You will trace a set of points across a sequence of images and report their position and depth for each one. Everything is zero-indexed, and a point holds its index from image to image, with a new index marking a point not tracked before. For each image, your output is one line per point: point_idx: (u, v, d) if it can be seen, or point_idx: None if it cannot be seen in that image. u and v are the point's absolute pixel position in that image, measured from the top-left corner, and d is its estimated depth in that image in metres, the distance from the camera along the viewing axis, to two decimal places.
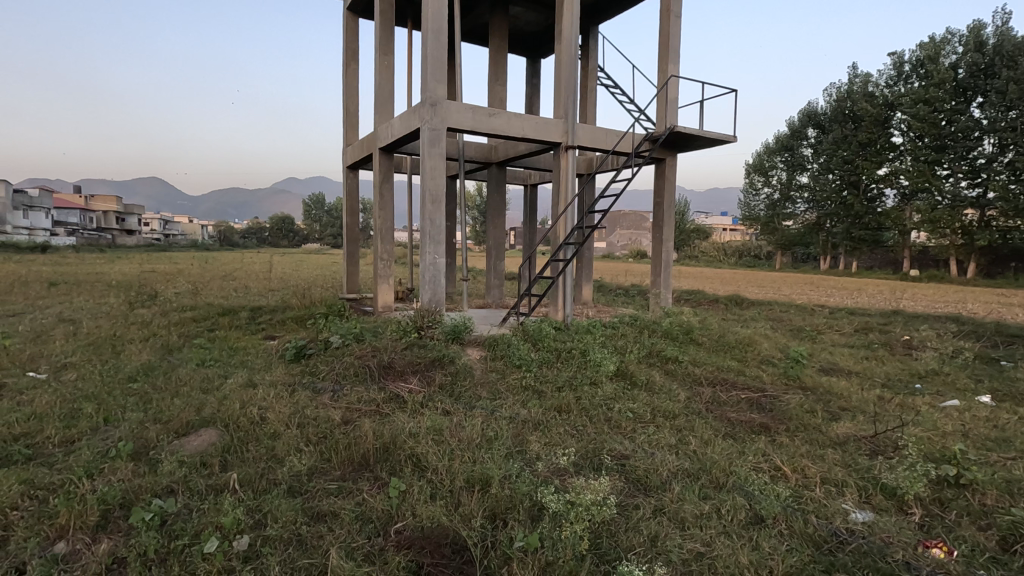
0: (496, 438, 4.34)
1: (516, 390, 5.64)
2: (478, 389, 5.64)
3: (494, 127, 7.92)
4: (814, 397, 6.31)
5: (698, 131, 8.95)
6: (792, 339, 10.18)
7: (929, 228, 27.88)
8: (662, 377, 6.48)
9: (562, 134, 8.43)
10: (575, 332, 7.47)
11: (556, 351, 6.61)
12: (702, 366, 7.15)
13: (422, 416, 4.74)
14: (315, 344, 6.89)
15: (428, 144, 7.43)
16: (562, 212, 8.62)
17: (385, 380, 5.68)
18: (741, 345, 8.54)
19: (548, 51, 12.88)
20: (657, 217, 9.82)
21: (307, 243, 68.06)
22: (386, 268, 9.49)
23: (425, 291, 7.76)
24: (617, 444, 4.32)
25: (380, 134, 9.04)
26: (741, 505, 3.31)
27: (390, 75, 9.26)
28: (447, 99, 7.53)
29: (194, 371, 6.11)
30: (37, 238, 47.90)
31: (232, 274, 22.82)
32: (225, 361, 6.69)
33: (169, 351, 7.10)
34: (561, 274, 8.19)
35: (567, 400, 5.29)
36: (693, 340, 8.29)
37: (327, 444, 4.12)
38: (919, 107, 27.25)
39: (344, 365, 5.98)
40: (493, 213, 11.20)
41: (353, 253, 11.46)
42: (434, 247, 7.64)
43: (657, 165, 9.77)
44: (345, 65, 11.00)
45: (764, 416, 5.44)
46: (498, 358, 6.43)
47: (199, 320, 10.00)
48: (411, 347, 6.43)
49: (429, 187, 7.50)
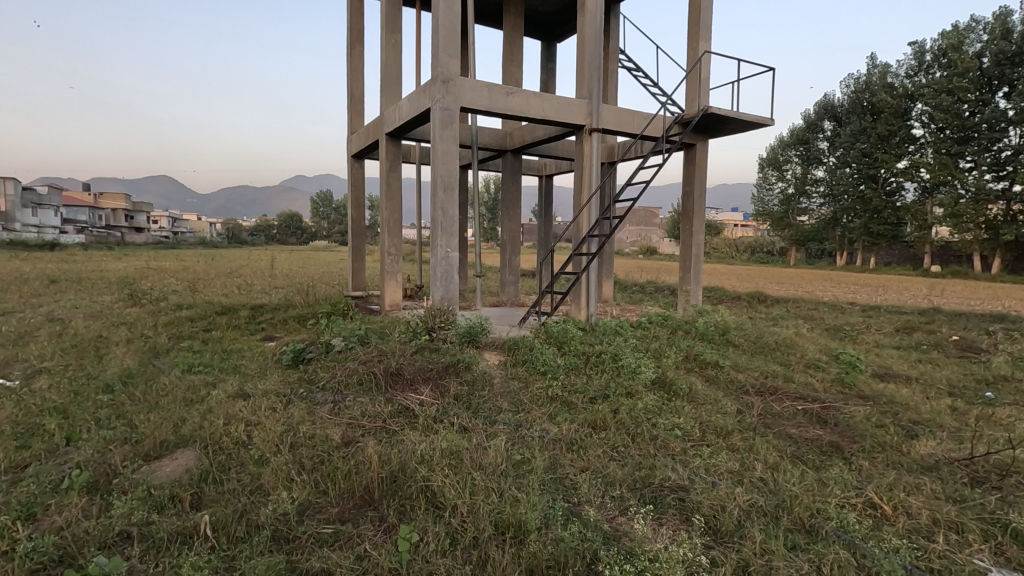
0: (525, 467, 3.66)
1: (542, 401, 4.95)
2: (499, 400, 4.96)
3: (512, 107, 7.18)
4: (878, 408, 5.56)
5: (733, 113, 8.17)
6: (832, 339, 9.38)
7: (952, 223, 26.81)
8: (704, 385, 5.77)
9: (586, 116, 7.69)
10: (603, 333, 6.75)
11: (584, 356, 5.90)
12: (746, 372, 6.40)
13: (437, 435, 4.07)
14: (315, 347, 6.19)
15: (439, 125, 6.70)
16: (585, 202, 7.87)
17: (392, 391, 4.97)
18: (781, 347, 7.80)
19: (565, 33, 12.11)
20: (686, 207, 9.04)
21: (315, 240, 67.77)
22: (394, 264, 8.77)
23: (437, 288, 7.02)
24: (669, 472, 3.63)
25: (387, 118, 8.33)
26: (846, 561, 2.60)
27: (397, 55, 8.54)
28: (461, 76, 6.80)
29: (181, 378, 5.46)
30: (47, 236, 47.91)
31: (239, 271, 22.35)
32: (216, 366, 6.03)
33: (156, 355, 6.44)
34: (585, 270, 7.42)
35: (603, 414, 4.57)
36: (729, 342, 7.56)
37: (324, 473, 3.45)
38: (942, 97, 26.22)
39: (347, 372, 5.31)
40: (508, 205, 10.46)
41: (358, 248, 10.75)
42: (445, 239, 6.89)
43: (687, 152, 9.00)
44: (349, 48, 10.30)
45: (831, 432, 4.69)
46: (518, 364, 5.71)
47: (195, 320, 9.37)
48: (421, 352, 5.73)
49: (441, 173, 6.76)
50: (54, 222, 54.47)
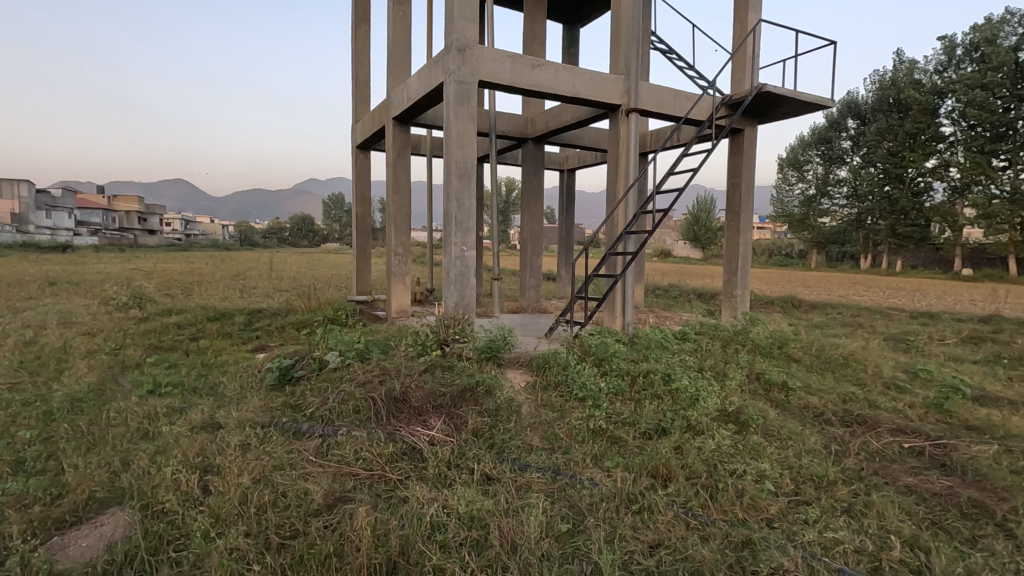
0: (575, 549, 2.65)
1: (583, 438, 3.96)
2: (530, 438, 3.97)
3: (539, 82, 6.17)
4: (1000, 444, 4.44)
5: (791, 93, 7.09)
6: (898, 351, 8.21)
7: (984, 224, 25.15)
8: (776, 414, 4.72)
9: (622, 94, 6.65)
10: (646, 347, 5.71)
11: (630, 376, 4.86)
12: (820, 395, 5.34)
13: (453, 491, 3.10)
14: (307, 363, 5.22)
15: (455, 101, 5.71)
16: (621, 196, 6.80)
17: (395, 423, 3.97)
18: (849, 362, 6.71)
19: (589, 16, 11.08)
20: (732, 201, 7.97)
21: (327, 242, 67.06)
22: (401, 265, 7.79)
23: (450, 293, 6.00)
24: (776, 555, 2.59)
25: (395, 99, 7.36)
26: None
27: (405, 28, 7.58)
28: (479, 44, 5.81)
29: (142, 402, 4.50)
30: (61, 238, 47.66)
31: (245, 273, 21.54)
32: (190, 386, 5.07)
33: (122, 370, 5.53)
34: (623, 273, 6.34)
35: (665, 458, 3.56)
36: (789, 357, 6.49)
37: (299, 557, 2.48)
38: (975, 92, 24.77)
39: (342, 398, 4.34)
40: (530, 200, 9.42)
41: (362, 248, 9.79)
42: (461, 234, 5.86)
43: (733, 138, 7.93)
44: (354, 28, 9.38)
45: (962, 483, 3.62)
46: (549, 387, 4.67)
47: (183, 327, 8.51)
48: (432, 371, 4.74)
49: (456, 158, 5.79)
50: (68, 224, 54.34)
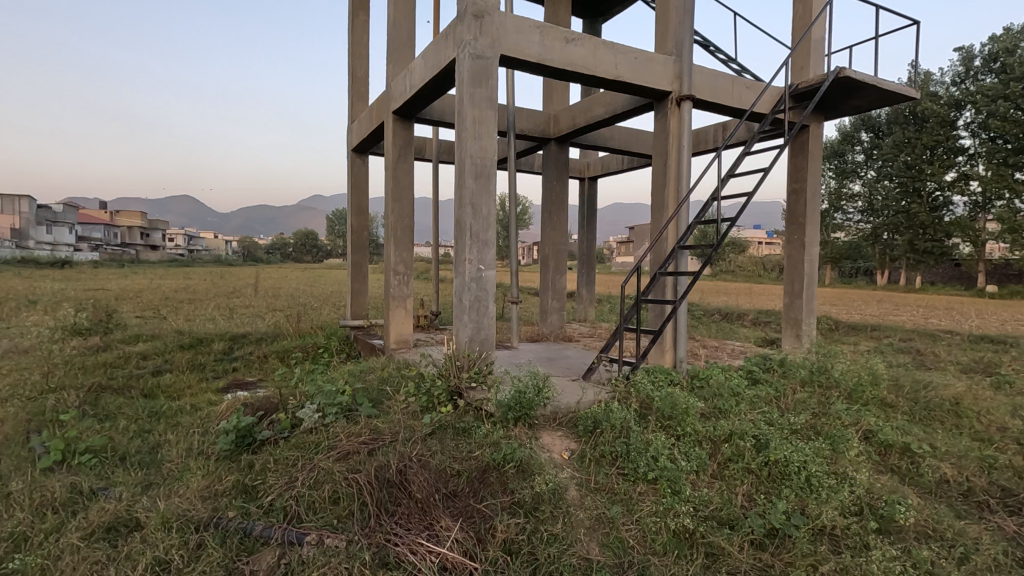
0: None
1: (663, 549, 2.72)
2: (586, 547, 2.70)
3: (573, 60, 4.98)
4: None
5: (873, 80, 5.85)
6: (994, 389, 6.83)
7: (1010, 239, 23.38)
8: (918, 498, 3.43)
9: (671, 79, 5.45)
10: (716, 396, 4.43)
11: (711, 444, 3.56)
12: (952, 463, 4.01)
13: None
14: (275, 421, 3.94)
15: (469, 81, 4.50)
16: (670, 211, 5.51)
17: (389, 528, 2.70)
18: (958, 408, 5.37)
19: (614, 9, 9.94)
20: (795, 210, 6.75)
21: (331, 258, 65.96)
22: (402, 286, 6.53)
23: (463, 325, 4.67)
24: None
25: (395, 90, 6.17)
26: None
27: (410, 7, 6.42)
28: (500, 11, 4.63)
29: (37, 481, 3.26)
30: (64, 253, 46.83)
31: (241, 290, 20.34)
32: (118, 451, 3.80)
33: (37, 426, 4.28)
34: (681, 300, 5.04)
35: None
36: (884, 403, 5.18)
37: None
38: (997, 104, 23.43)
39: (314, 479, 3.04)
40: (552, 209, 8.16)
41: (358, 265, 8.57)
42: (477, 249, 4.61)
43: (795, 138, 6.69)
44: (351, 16, 8.26)
45: None
46: (602, 461, 3.38)
47: (147, 357, 7.28)
48: (440, 438, 3.46)
49: (471, 153, 4.58)
50: (69, 239, 53.48)
